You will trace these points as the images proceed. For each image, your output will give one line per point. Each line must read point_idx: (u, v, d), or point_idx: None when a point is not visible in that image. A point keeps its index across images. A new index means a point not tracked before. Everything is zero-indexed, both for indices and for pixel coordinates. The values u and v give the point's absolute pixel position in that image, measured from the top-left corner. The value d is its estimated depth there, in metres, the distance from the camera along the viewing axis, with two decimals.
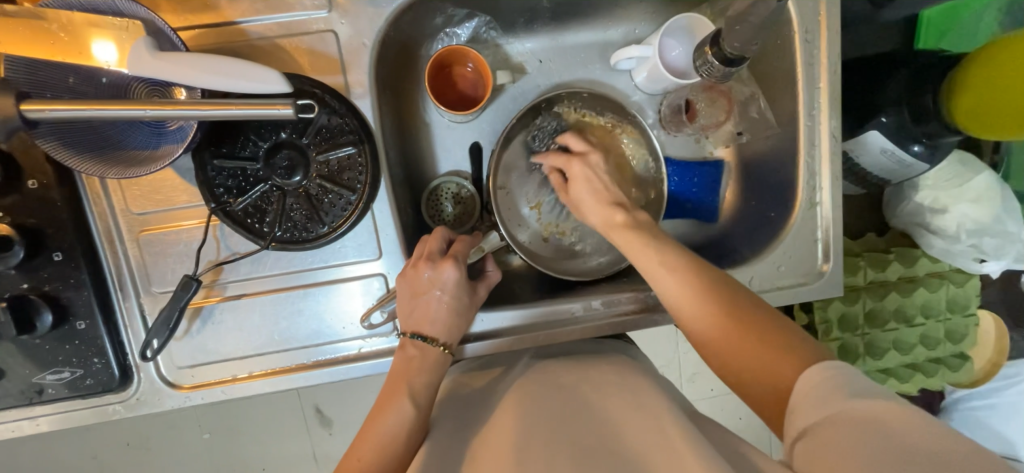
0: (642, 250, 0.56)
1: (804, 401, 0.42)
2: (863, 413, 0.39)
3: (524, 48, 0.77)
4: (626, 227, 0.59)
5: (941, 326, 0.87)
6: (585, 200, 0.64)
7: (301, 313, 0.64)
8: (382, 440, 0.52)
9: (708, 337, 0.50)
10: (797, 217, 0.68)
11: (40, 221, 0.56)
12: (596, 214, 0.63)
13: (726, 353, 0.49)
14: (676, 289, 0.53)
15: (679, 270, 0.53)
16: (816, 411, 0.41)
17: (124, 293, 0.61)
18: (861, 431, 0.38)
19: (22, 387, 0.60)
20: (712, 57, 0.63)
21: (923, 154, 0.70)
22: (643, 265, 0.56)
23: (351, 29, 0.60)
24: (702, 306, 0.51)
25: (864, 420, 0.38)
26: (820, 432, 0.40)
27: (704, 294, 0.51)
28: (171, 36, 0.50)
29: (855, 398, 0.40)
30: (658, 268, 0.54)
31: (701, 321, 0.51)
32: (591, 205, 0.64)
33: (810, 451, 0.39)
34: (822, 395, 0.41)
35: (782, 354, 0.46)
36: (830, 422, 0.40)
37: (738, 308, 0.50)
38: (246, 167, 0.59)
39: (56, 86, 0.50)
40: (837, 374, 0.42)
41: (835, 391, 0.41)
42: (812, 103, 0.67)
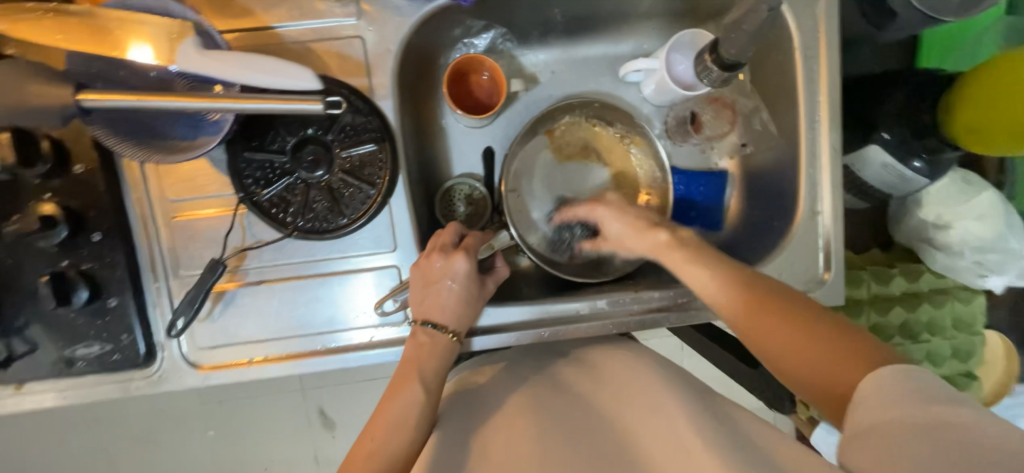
0: (690, 266, 0.57)
1: (869, 397, 0.42)
2: (929, 414, 0.38)
3: (537, 59, 0.82)
4: (672, 247, 0.59)
5: (947, 344, 0.87)
6: (625, 232, 0.65)
7: (317, 301, 0.67)
8: (394, 420, 0.55)
9: (766, 347, 0.50)
10: (799, 226, 0.70)
11: (84, 204, 0.61)
12: (636, 239, 0.64)
13: (784, 359, 0.48)
14: (732, 304, 0.53)
15: (731, 282, 0.54)
16: (879, 411, 0.40)
17: (154, 274, 0.65)
18: (920, 435, 0.37)
19: (54, 359, 0.63)
20: (710, 63, 0.67)
21: (923, 169, 0.73)
22: (691, 281, 0.57)
23: (378, 36, 0.64)
24: (755, 315, 0.51)
25: (927, 422, 0.38)
26: (880, 437, 0.39)
27: (759, 303, 0.51)
28: (216, 37, 0.55)
29: (927, 402, 0.39)
30: (709, 284, 0.55)
31: (753, 327, 0.51)
32: (630, 236, 0.64)
33: (869, 450, 0.39)
34: (885, 396, 0.41)
35: (846, 356, 0.45)
36: (892, 423, 0.39)
37: (786, 308, 0.50)
38: (274, 160, 0.64)
39: (107, 78, 0.55)
40: (911, 378, 0.41)
41: (899, 394, 0.40)
42: (813, 116, 0.69)
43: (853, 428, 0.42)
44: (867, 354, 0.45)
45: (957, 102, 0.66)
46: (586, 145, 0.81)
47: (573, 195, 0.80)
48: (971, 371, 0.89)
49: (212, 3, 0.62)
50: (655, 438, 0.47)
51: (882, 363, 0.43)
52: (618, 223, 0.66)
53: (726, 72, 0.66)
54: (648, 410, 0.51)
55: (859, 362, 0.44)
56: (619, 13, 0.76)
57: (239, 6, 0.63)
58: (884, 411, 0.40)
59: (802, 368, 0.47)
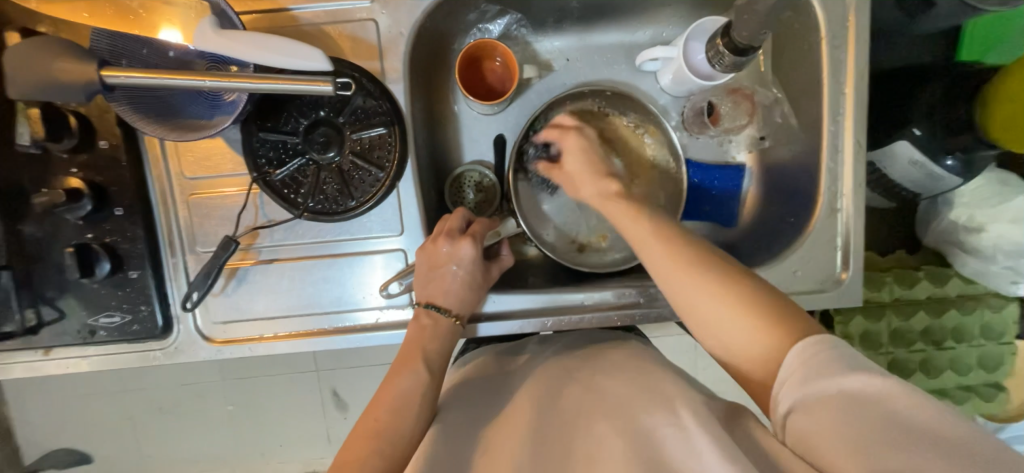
0: (633, 221, 0.55)
1: (791, 371, 0.41)
2: (855, 390, 0.38)
3: (553, 46, 0.80)
4: (621, 197, 0.59)
5: (973, 352, 0.83)
6: (580, 170, 0.64)
7: (326, 281, 0.68)
8: (398, 399, 0.55)
9: (690, 309, 0.48)
10: (817, 223, 0.67)
11: (107, 180, 0.63)
12: (591, 183, 0.62)
13: (711, 322, 0.47)
14: (666, 264, 0.50)
15: (664, 235, 0.52)
16: (806, 385, 0.40)
17: (171, 249, 0.67)
18: (859, 414, 0.37)
19: (78, 327, 0.66)
20: (722, 47, 0.65)
21: (956, 168, 0.68)
22: (633, 237, 0.54)
23: (391, 19, 0.64)
24: (682, 277, 0.49)
25: (853, 399, 0.38)
26: (808, 415, 0.39)
27: (694, 264, 0.49)
28: (232, 17, 0.55)
29: (849, 373, 0.39)
30: (648, 240, 0.53)
31: (681, 289, 0.49)
32: (585, 175, 0.63)
33: (807, 430, 0.39)
34: (809, 370, 0.40)
35: (770, 324, 0.44)
36: (825, 401, 0.39)
37: (711, 269, 0.48)
38: (287, 141, 0.65)
39: (131, 56, 0.55)
40: (833, 350, 0.41)
41: (824, 367, 0.40)
42: (837, 108, 0.66)
43: (785, 402, 0.41)
44: (795, 328, 0.44)
45: (990, 98, 0.65)
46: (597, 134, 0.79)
47: None
48: (998, 382, 0.85)
49: None
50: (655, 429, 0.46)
51: (806, 334, 0.43)
52: (579, 163, 0.65)
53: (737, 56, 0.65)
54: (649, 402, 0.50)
55: (781, 331, 0.44)
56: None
57: None
58: (811, 386, 0.40)
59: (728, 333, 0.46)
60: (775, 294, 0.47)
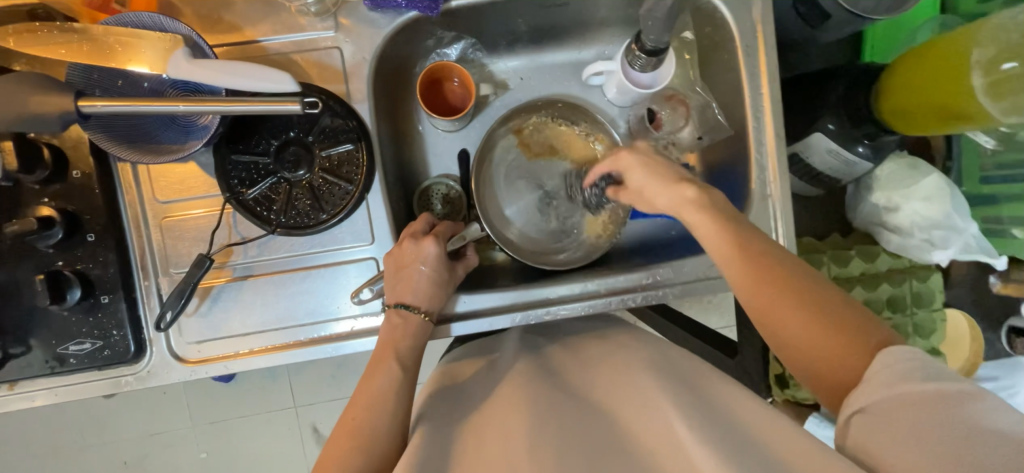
0: (715, 235, 0.54)
1: (875, 376, 0.43)
2: (926, 395, 0.40)
3: (507, 67, 0.88)
4: (698, 206, 0.56)
5: (907, 321, 0.91)
6: (648, 184, 0.62)
7: (301, 294, 0.70)
8: (375, 399, 0.58)
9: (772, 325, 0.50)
10: (751, 208, 0.75)
11: (79, 208, 0.65)
12: (665, 190, 0.59)
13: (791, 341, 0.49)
14: (745, 280, 0.51)
15: (750, 260, 0.52)
16: (883, 389, 0.42)
17: (144, 272, 0.69)
18: (927, 415, 0.39)
19: (46, 357, 0.66)
20: (637, 51, 0.73)
21: (868, 154, 0.78)
22: (715, 251, 0.54)
23: (354, 46, 0.70)
24: (768, 296, 0.50)
25: (924, 402, 0.39)
26: (876, 418, 0.41)
27: (780, 285, 0.50)
28: (204, 48, 0.60)
29: (923, 381, 0.40)
30: (728, 260, 0.53)
31: (765, 305, 0.50)
32: (652, 188, 0.61)
33: (872, 431, 0.41)
34: (890, 376, 0.42)
35: (847, 340, 0.46)
36: (895, 404, 0.40)
37: (795, 284, 0.50)
38: (258, 161, 0.68)
39: (106, 86, 0.61)
40: (912, 360, 0.42)
41: (902, 374, 0.42)
42: (757, 107, 0.75)
43: (854, 405, 0.43)
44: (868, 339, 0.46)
45: (885, 87, 0.72)
46: (551, 143, 0.86)
47: (541, 190, 0.86)
48: (934, 347, 0.93)
49: (203, 22, 0.69)
50: (632, 415, 0.51)
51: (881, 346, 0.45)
52: (642, 179, 0.62)
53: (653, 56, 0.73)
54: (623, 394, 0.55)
55: (859, 344, 0.46)
56: (578, 23, 0.83)
57: (227, 23, 0.69)
58: (886, 390, 0.41)
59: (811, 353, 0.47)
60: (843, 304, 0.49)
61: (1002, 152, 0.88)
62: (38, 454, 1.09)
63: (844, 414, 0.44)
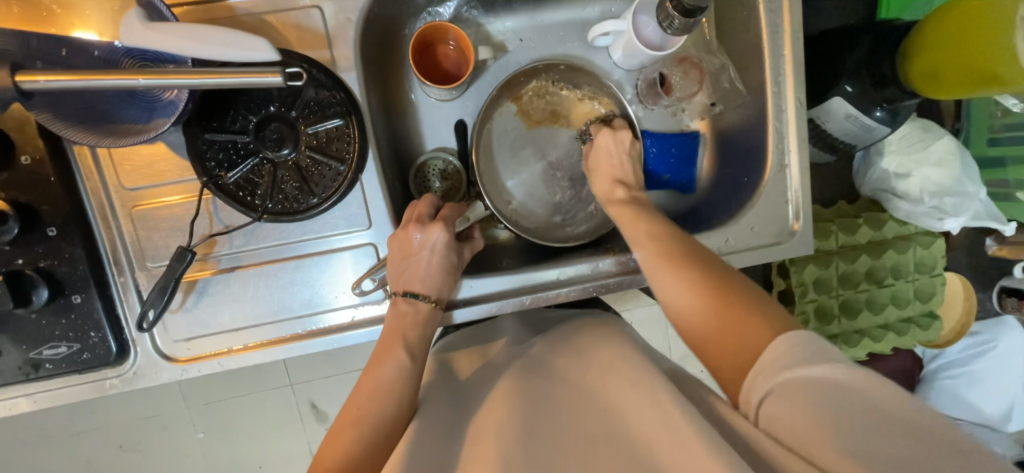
0: (631, 219, 0.62)
1: (773, 359, 0.42)
2: (827, 376, 0.39)
3: (504, 27, 0.80)
4: (625, 202, 0.65)
5: (910, 287, 0.91)
6: (600, 170, 0.71)
7: (295, 284, 0.65)
8: (381, 389, 0.55)
9: (672, 294, 0.52)
10: (769, 178, 0.71)
11: (34, 198, 0.57)
12: (601, 186, 0.70)
13: (698, 317, 0.49)
14: (649, 251, 0.57)
15: (657, 238, 0.57)
16: (784, 371, 0.41)
17: (118, 268, 0.62)
18: (838, 402, 0.38)
19: (19, 363, 0.60)
20: (671, 11, 0.66)
21: (884, 118, 0.75)
22: (632, 233, 0.61)
23: (335, 5, 0.62)
24: (669, 267, 0.54)
25: (832, 386, 0.39)
26: (785, 399, 0.40)
27: (677, 261, 0.54)
28: (160, 8, 0.51)
29: (820, 363, 0.40)
30: (643, 237, 0.59)
31: (667, 282, 0.53)
32: (603, 174, 0.70)
33: (775, 413, 0.40)
34: (790, 358, 0.41)
35: (749, 320, 0.46)
36: (795, 386, 0.40)
37: (693, 261, 0.53)
38: (236, 140, 0.61)
39: (47, 57, 0.50)
40: (805, 341, 0.42)
41: (798, 357, 0.41)
42: (778, 70, 0.70)
43: (759, 390, 0.42)
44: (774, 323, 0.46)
45: (914, 49, 0.68)
46: (554, 109, 0.80)
47: (544, 161, 0.81)
48: (931, 311, 0.94)
49: None
50: None
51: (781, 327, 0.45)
52: (602, 168, 0.71)
53: (687, 18, 0.66)
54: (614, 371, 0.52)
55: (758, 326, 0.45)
56: None
57: None
58: (789, 371, 0.41)
59: (709, 330, 0.48)
60: (737, 282, 0.51)
61: (1014, 113, 0.86)
62: (26, 446, 1.05)
63: (750, 398, 0.43)
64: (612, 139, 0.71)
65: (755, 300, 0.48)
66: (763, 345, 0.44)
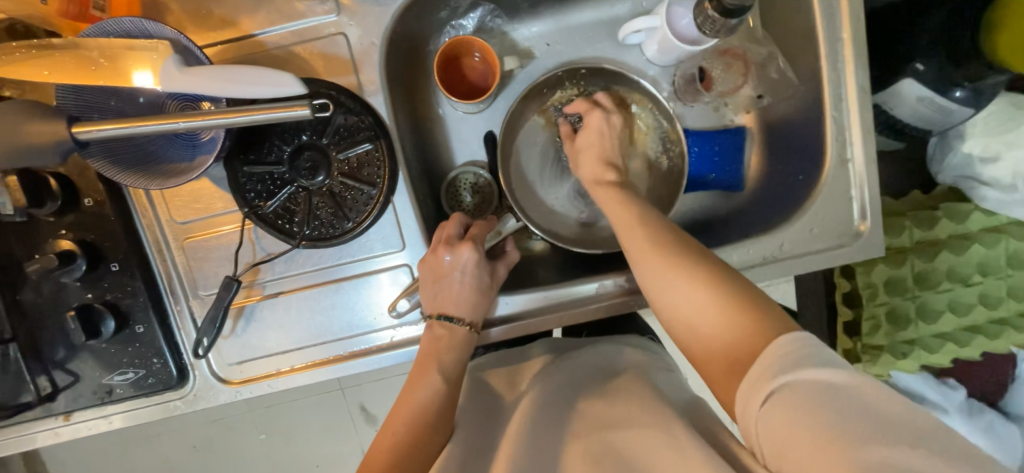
0: (618, 205, 0.58)
1: (769, 366, 0.40)
2: (824, 380, 0.38)
3: (530, 33, 0.78)
4: (610, 186, 0.62)
5: (1001, 284, 0.80)
6: (584, 152, 0.67)
7: (335, 307, 0.67)
8: (415, 415, 0.54)
9: (654, 281, 0.50)
10: (829, 175, 0.64)
11: (98, 236, 0.62)
12: (590, 166, 0.65)
13: (678, 308, 0.48)
14: (637, 235, 0.53)
15: (648, 226, 0.53)
16: (776, 377, 0.39)
17: (174, 297, 0.66)
18: (837, 405, 0.36)
19: (94, 388, 0.65)
20: (711, 11, 0.61)
21: (966, 98, 0.66)
22: (619, 220, 0.56)
23: (360, 30, 0.62)
24: (654, 252, 0.51)
25: (831, 389, 0.37)
26: (781, 401, 0.38)
27: (663, 247, 0.51)
28: (197, 53, 0.54)
29: (816, 367, 0.38)
30: (633, 222, 0.55)
31: (658, 270, 0.50)
32: (590, 159, 0.66)
33: (777, 420, 0.37)
34: (787, 362, 0.39)
35: (739, 316, 0.44)
36: (793, 390, 0.38)
37: (673, 246, 0.50)
38: (273, 171, 0.63)
39: (100, 108, 0.55)
40: (803, 343, 0.40)
41: (794, 360, 0.39)
42: (835, 55, 0.63)
43: (755, 399, 0.40)
44: (767, 322, 0.44)
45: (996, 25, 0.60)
46: None
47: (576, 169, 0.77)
48: None
49: (192, 19, 0.62)
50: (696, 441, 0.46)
51: (775, 327, 0.43)
52: (588, 147, 0.66)
53: (729, 19, 0.60)
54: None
55: (753, 326, 0.43)
56: None
57: (217, 16, 0.62)
58: (784, 377, 0.39)
59: (695, 323, 0.47)
60: (720, 271, 0.48)
61: None
62: (110, 446, 1.15)
63: (749, 407, 0.40)
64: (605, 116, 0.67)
65: (739, 289, 0.46)
66: (763, 346, 0.42)
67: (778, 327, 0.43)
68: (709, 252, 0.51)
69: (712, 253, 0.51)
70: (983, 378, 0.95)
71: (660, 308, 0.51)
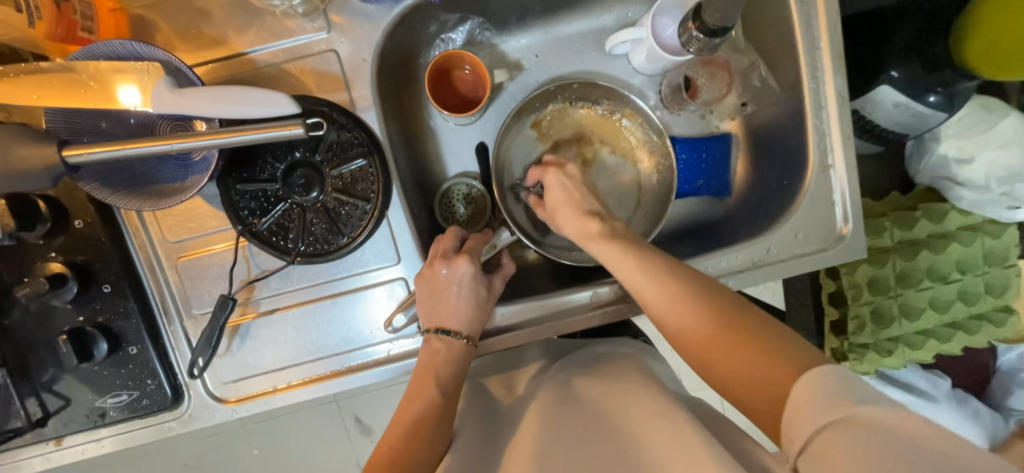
0: (621, 256, 0.56)
1: (805, 411, 0.39)
2: (861, 419, 0.35)
3: (519, 45, 0.79)
4: (603, 239, 0.58)
5: (980, 280, 0.83)
6: (558, 208, 0.63)
7: (331, 322, 0.67)
8: (411, 428, 0.54)
9: (683, 333, 0.50)
10: (812, 181, 0.66)
11: (88, 257, 0.62)
12: (572, 223, 0.61)
13: (712, 358, 0.48)
14: (651, 284, 0.53)
15: (659, 273, 0.53)
16: (813, 421, 0.37)
17: (167, 317, 0.65)
18: (875, 441, 0.34)
19: (87, 411, 0.65)
20: (695, 31, 0.63)
21: (940, 103, 0.68)
22: (626, 271, 0.55)
23: (351, 46, 0.63)
24: (674, 302, 0.51)
25: (867, 426, 0.35)
26: (818, 447, 0.36)
27: (684, 295, 0.51)
28: (188, 73, 0.54)
29: (852, 406, 0.36)
30: (640, 272, 0.54)
31: (682, 321, 0.50)
32: (566, 213, 0.62)
33: (819, 469, 0.35)
34: (821, 404, 0.38)
35: (771, 360, 0.44)
36: (830, 432, 0.36)
37: (694, 293, 0.51)
38: (266, 188, 0.63)
39: (92, 131, 0.55)
40: (835, 382, 0.39)
41: (828, 402, 0.38)
42: (814, 65, 0.65)
43: (798, 444, 0.38)
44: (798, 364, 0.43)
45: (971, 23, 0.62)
46: (576, 129, 0.79)
47: None
48: (1007, 305, 0.85)
49: (182, 38, 0.62)
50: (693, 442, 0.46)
51: (808, 367, 0.42)
52: (563, 205, 0.63)
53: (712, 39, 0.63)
54: (650, 402, 0.50)
55: (786, 369, 0.43)
56: None
57: (207, 36, 0.62)
58: (821, 420, 0.37)
59: (732, 374, 0.46)
60: (748, 320, 0.48)
61: None
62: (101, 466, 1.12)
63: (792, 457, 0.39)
64: (563, 174, 0.65)
65: (772, 336, 0.46)
66: (795, 387, 0.41)
67: (809, 363, 0.42)
68: (733, 297, 0.51)
69: (735, 298, 0.50)
70: (965, 371, 0.98)
71: (694, 360, 0.50)
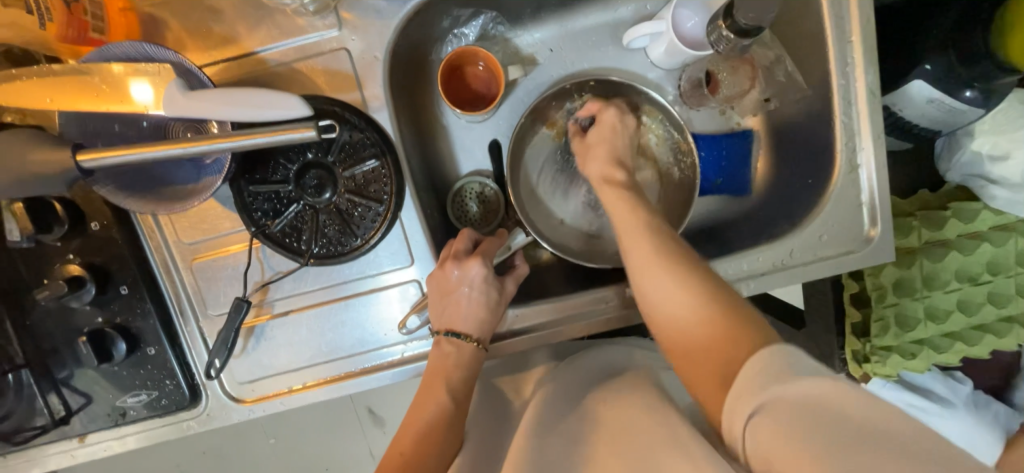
0: (621, 208, 0.58)
1: (750, 381, 0.39)
2: (808, 394, 0.36)
3: (534, 39, 0.77)
4: (618, 185, 0.61)
5: (1011, 282, 0.80)
6: (593, 151, 0.67)
7: (345, 324, 0.67)
8: (423, 430, 0.54)
9: (648, 293, 0.51)
10: (838, 182, 0.64)
11: (105, 259, 0.62)
12: (599, 166, 0.65)
13: (672, 322, 0.48)
14: (634, 242, 0.54)
15: (647, 231, 0.54)
16: (761, 389, 0.38)
17: (184, 318, 0.66)
18: (821, 416, 0.34)
19: (108, 410, 0.66)
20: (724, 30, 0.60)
21: (976, 99, 0.65)
22: (619, 223, 0.57)
23: (363, 44, 0.61)
24: (648, 259, 0.51)
25: (814, 402, 0.35)
26: (765, 414, 0.37)
27: (659, 257, 0.51)
28: (198, 73, 0.52)
29: (800, 378, 0.37)
30: (630, 225, 0.56)
31: (649, 281, 0.51)
32: (596, 158, 0.66)
33: (762, 434, 0.36)
34: (765, 377, 0.39)
35: (725, 334, 0.44)
36: (777, 402, 0.36)
37: (670, 254, 0.51)
38: (279, 190, 0.62)
39: (106, 135, 0.55)
40: (785, 358, 0.39)
41: (777, 373, 0.38)
42: (844, 60, 0.62)
43: (742, 410, 0.38)
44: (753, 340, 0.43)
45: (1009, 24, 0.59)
46: None
47: (584, 182, 0.77)
48: None
49: (193, 38, 0.61)
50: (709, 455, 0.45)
51: (761, 346, 0.42)
52: (599, 151, 0.66)
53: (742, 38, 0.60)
54: (666, 412, 0.49)
55: (736, 342, 0.43)
56: None
57: (218, 35, 0.61)
58: (767, 390, 0.38)
59: (687, 339, 0.47)
60: (716, 292, 0.48)
61: None
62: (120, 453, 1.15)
63: (733, 425, 0.39)
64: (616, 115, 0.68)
65: (732, 312, 0.46)
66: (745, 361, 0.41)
67: (761, 341, 0.42)
68: (706, 267, 0.51)
69: (707, 268, 0.51)
70: (989, 375, 0.95)
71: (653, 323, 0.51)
